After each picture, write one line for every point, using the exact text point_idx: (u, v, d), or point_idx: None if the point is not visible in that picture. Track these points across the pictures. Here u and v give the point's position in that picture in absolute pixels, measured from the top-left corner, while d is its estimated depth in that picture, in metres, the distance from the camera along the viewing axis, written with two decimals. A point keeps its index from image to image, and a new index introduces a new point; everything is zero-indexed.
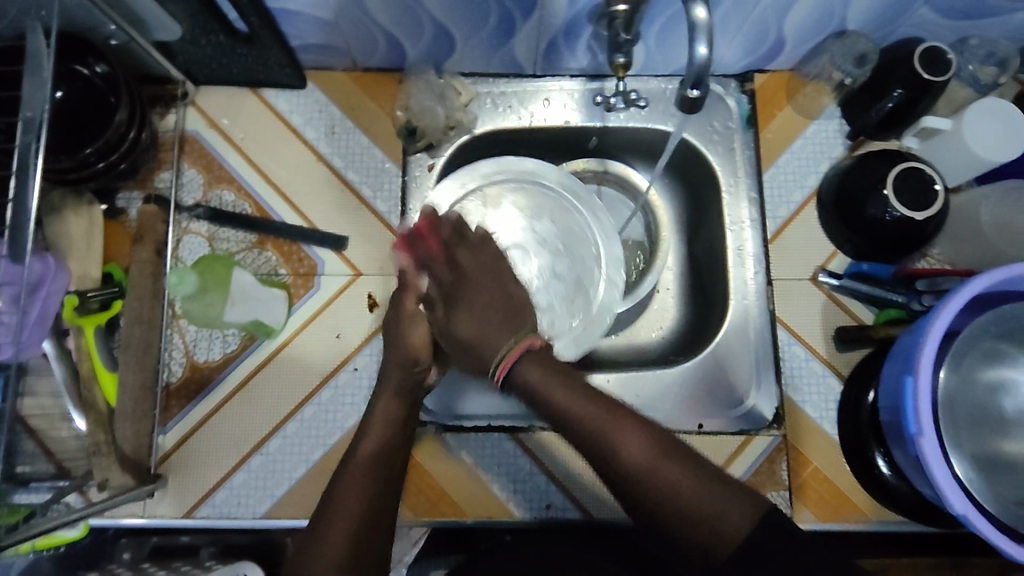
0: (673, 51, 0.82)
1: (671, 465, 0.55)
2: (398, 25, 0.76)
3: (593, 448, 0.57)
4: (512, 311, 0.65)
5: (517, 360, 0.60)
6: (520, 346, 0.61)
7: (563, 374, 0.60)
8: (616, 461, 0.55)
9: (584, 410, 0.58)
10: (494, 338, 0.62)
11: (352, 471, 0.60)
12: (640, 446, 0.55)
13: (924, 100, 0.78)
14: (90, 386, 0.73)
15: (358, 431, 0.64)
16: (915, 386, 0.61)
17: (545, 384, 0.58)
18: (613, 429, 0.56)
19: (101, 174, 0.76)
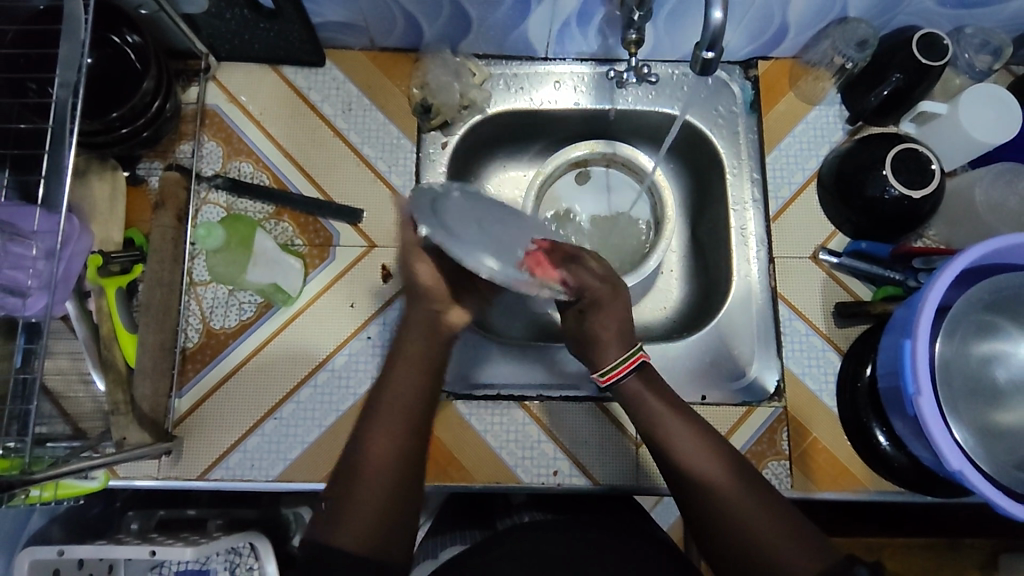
0: (681, 37, 0.85)
1: (761, 512, 0.59)
2: (417, 4, 0.79)
3: (690, 487, 0.62)
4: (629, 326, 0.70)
5: (631, 371, 0.69)
6: (632, 359, 0.69)
7: (681, 410, 0.67)
8: (709, 503, 0.61)
9: (696, 452, 0.64)
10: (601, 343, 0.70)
11: (366, 469, 0.60)
12: (738, 493, 0.61)
13: (921, 85, 0.81)
14: (110, 345, 0.75)
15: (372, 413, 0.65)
16: (914, 350, 0.64)
17: (655, 407, 0.67)
18: (706, 465, 0.63)
19: (124, 140, 0.78)
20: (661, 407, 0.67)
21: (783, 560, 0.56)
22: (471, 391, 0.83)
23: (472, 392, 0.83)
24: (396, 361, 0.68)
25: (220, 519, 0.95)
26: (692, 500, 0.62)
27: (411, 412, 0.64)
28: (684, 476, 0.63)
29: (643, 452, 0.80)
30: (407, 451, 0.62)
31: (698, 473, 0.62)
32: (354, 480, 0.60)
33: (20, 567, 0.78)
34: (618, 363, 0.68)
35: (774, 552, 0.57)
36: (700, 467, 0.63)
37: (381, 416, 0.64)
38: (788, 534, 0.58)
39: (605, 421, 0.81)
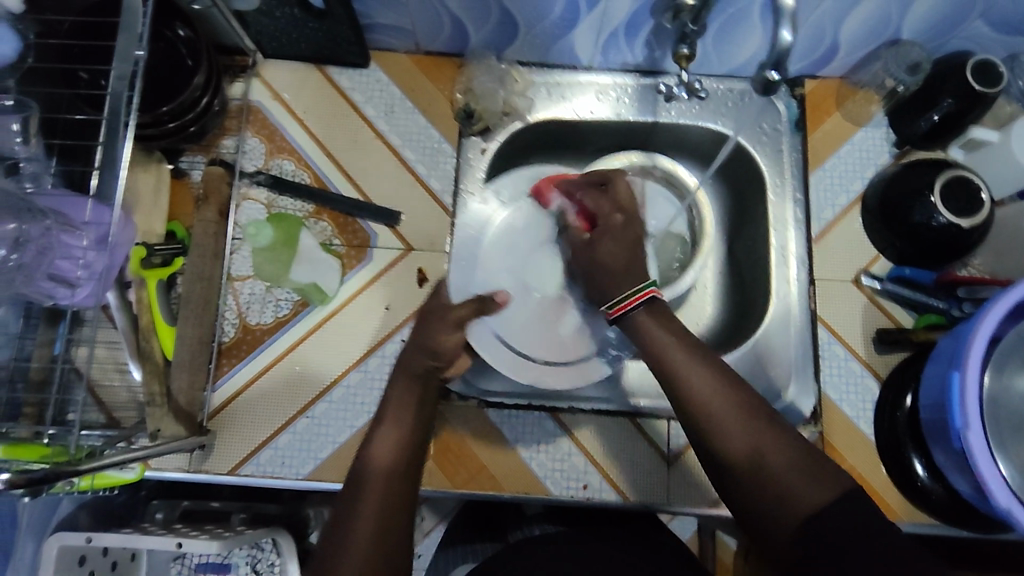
0: (728, 52, 0.84)
1: (764, 443, 0.53)
2: (465, 9, 0.79)
3: (699, 416, 0.56)
4: (640, 254, 0.69)
5: (639, 304, 0.64)
6: (640, 294, 0.64)
7: (693, 351, 0.59)
8: (713, 431, 0.55)
9: (703, 385, 0.56)
10: (610, 284, 0.67)
11: (371, 484, 0.58)
12: (743, 429, 0.54)
13: (974, 111, 0.80)
14: (149, 336, 0.76)
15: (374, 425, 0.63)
16: (962, 382, 0.63)
17: (661, 339, 0.61)
18: (714, 393, 0.56)
19: (171, 134, 0.79)
20: (662, 336, 0.61)
21: (791, 489, 0.51)
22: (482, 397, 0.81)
23: (484, 398, 0.81)
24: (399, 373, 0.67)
25: (243, 513, 0.96)
26: (695, 429, 0.56)
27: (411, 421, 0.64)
28: (685, 402, 0.57)
29: (675, 471, 0.79)
30: (408, 461, 0.61)
31: (705, 403, 0.56)
32: (361, 494, 0.57)
33: (48, 553, 0.76)
34: (626, 297, 0.64)
35: (778, 481, 0.52)
36: (706, 402, 0.56)
37: (383, 431, 0.62)
38: (798, 467, 0.52)
39: (637, 437, 0.81)
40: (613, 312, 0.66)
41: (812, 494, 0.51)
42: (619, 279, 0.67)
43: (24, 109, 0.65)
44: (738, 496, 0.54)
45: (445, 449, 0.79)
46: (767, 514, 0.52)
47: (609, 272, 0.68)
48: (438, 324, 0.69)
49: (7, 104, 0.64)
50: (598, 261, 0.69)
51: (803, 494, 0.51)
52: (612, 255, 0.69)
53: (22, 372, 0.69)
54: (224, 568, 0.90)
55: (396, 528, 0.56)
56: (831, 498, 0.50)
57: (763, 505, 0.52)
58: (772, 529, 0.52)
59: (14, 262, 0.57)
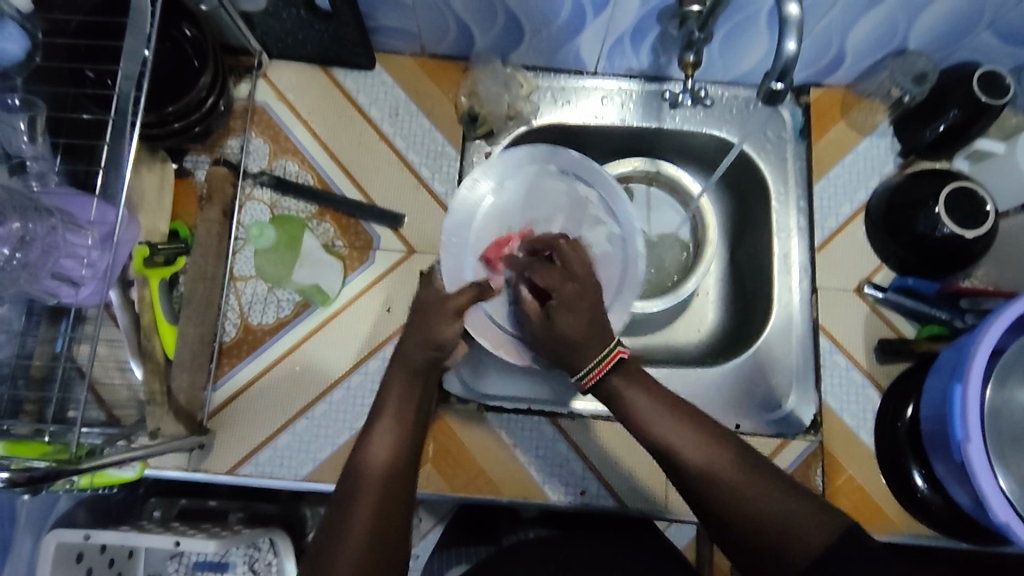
0: (734, 59, 0.84)
1: (761, 494, 0.56)
2: (471, 13, 0.79)
3: (695, 475, 0.58)
4: (599, 321, 0.65)
5: (611, 368, 0.63)
6: (613, 355, 0.63)
7: (673, 405, 0.62)
8: (714, 488, 0.57)
9: (691, 440, 0.59)
10: (577, 350, 0.64)
11: (365, 481, 0.58)
12: (739, 476, 0.57)
13: (981, 121, 0.79)
14: (150, 335, 0.75)
15: (369, 424, 0.64)
16: (964, 395, 0.63)
17: (641, 405, 0.62)
18: (703, 449, 0.58)
19: (177, 134, 0.79)
20: (640, 397, 0.62)
21: (800, 533, 0.54)
22: (480, 400, 0.82)
23: (482, 401, 0.82)
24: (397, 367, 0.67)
25: (241, 512, 0.96)
26: (696, 491, 0.58)
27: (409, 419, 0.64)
28: (679, 463, 0.58)
29: (673, 477, 0.79)
30: (405, 461, 0.61)
31: (698, 459, 0.58)
32: (356, 491, 0.58)
33: (46, 550, 0.77)
34: (600, 362, 0.63)
35: (786, 528, 0.54)
36: (700, 458, 0.58)
37: (380, 425, 0.63)
38: (799, 513, 0.55)
39: (636, 442, 0.81)
40: (585, 381, 0.64)
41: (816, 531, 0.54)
42: (590, 347, 0.63)
43: (32, 109, 0.66)
44: (747, 549, 0.56)
45: (443, 451, 0.79)
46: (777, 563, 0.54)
47: (569, 330, 0.64)
48: (437, 315, 0.68)
49: (17, 104, 0.66)
50: (557, 329, 0.65)
51: (811, 532, 0.53)
52: (572, 324, 0.64)
53: (23, 369, 0.69)
54: (222, 568, 0.89)
55: (392, 525, 0.57)
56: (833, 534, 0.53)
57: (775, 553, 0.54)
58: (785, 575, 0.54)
59: (19, 261, 0.58)
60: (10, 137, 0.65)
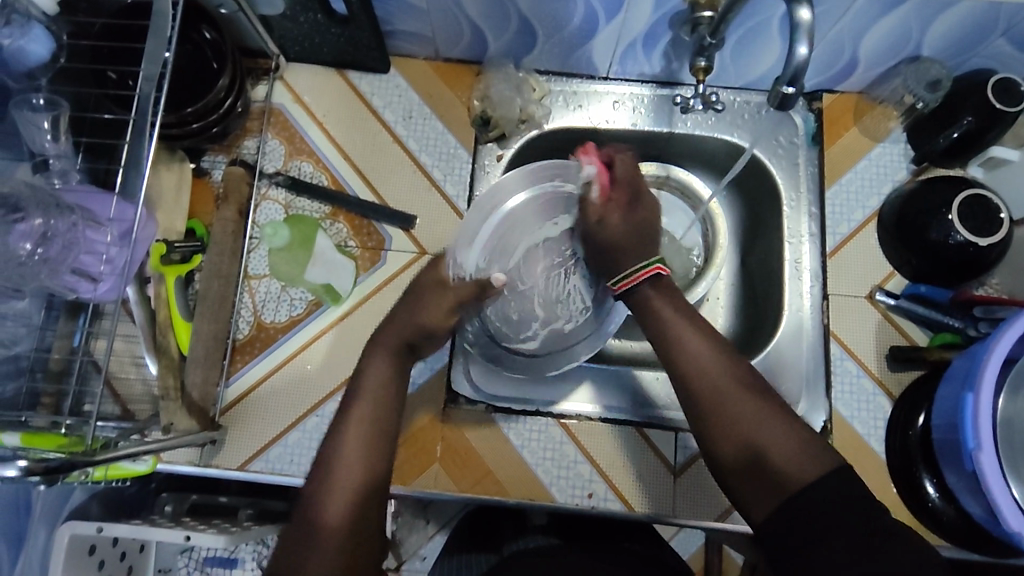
0: (746, 64, 0.84)
1: (758, 413, 0.57)
2: (485, 17, 0.80)
3: (697, 388, 0.59)
4: (647, 239, 0.72)
5: (645, 280, 0.67)
6: (648, 270, 0.67)
7: (705, 328, 0.63)
8: (718, 402, 0.58)
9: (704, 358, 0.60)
10: (626, 256, 0.70)
11: (337, 483, 0.57)
12: (744, 395, 0.58)
13: (994, 129, 0.79)
14: (166, 332, 0.76)
15: (346, 402, 0.63)
16: (976, 403, 0.63)
17: (672, 315, 0.64)
18: (712, 369, 0.60)
19: (194, 135, 0.81)
20: (671, 312, 0.64)
21: (784, 464, 0.54)
22: (489, 400, 0.82)
23: (491, 401, 0.82)
24: (374, 350, 0.68)
25: (250, 509, 0.96)
26: (695, 400, 0.59)
27: (386, 402, 0.63)
28: (688, 371, 0.60)
29: (681, 481, 0.79)
30: (378, 461, 0.59)
31: (706, 372, 0.59)
32: (326, 494, 0.56)
33: (59, 541, 0.78)
34: (635, 271, 0.67)
35: (774, 455, 0.54)
36: (711, 373, 0.59)
37: (354, 413, 0.62)
38: (792, 441, 0.55)
39: (644, 446, 0.80)
40: (618, 288, 0.69)
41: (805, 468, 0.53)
42: (631, 252, 0.70)
43: (56, 108, 0.67)
44: (734, 471, 0.57)
45: (451, 451, 0.80)
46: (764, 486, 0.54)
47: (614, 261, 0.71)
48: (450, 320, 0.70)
49: (41, 103, 0.67)
50: (608, 234, 0.72)
51: (793, 466, 0.53)
52: (617, 228, 0.72)
53: (41, 363, 0.70)
54: (231, 563, 0.91)
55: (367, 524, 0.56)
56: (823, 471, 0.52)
57: (758, 477, 0.55)
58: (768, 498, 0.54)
59: (40, 256, 0.59)
60: (34, 136, 0.66)
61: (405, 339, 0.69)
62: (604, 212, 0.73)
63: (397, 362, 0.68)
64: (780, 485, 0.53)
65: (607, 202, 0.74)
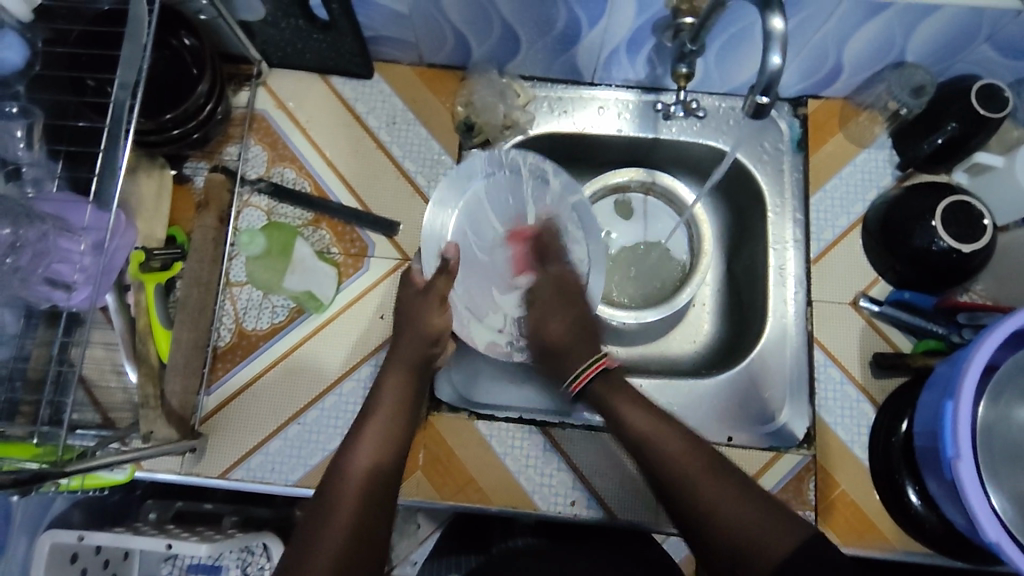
0: (731, 69, 0.84)
1: (736, 501, 0.61)
2: (467, 23, 0.80)
3: (669, 479, 0.64)
4: (588, 335, 0.78)
5: (594, 375, 0.74)
6: (595, 365, 0.75)
7: (659, 413, 0.69)
8: (682, 487, 0.63)
9: (667, 443, 0.66)
10: (571, 362, 0.76)
11: (347, 483, 0.63)
12: (708, 480, 0.62)
13: (979, 136, 0.79)
14: (145, 339, 0.75)
15: (350, 443, 0.67)
16: (955, 412, 0.62)
17: (626, 405, 0.70)
18: (679, 456, 0.65)
19: (175, 141, 0.80)
20: (628, 401, 0.71)
21: (755, 541, 0.58)
22: (471, 407, 0.83)
23: (473, 409, 0.83)
24: (390, 366, 0.73)
25: (235, 516, 0.96)
26: (674, 491, 0.63)
27: (395, 439, 0.68)
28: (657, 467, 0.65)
29: None
30: (387, 465, 0.65)
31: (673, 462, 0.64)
32: (337, 495, 0.62)
33: (40, 550, 0.78)
34: (584, 370, 0.75)
35: (745, 531, 0.59)
36: (676, 459, 0.64)
37: (365, 439, 0.67)
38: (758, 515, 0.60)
39: (628, 454, 0.80)
40: (574, 386, 0.75)
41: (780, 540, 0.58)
42: (573, 357, 0.76)
43: (30, 117, 0.67)
44: (716, 553, 0.60)
45: (434, 458, 0.79)
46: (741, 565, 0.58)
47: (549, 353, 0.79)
48: (427, 308, 0.75)
49: (15, 113, 0.67)
50: (550, 340, 0.79)
51: (770, 545, 0.58)
52: (559, 333, 0.78)
53: (19, 372, 0.70)
54: (216, 572, 0.89)
55: (368, 532, 0.60)
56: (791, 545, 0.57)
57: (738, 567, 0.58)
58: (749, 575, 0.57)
59: (10, 265, 0.58)
60: (7, 143, 0.65)
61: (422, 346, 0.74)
62: (545, 315, 0.80)
63: (416, 382, 0.73)
64: (758, 564, 0.57)
65: (541, 305, 0.81)
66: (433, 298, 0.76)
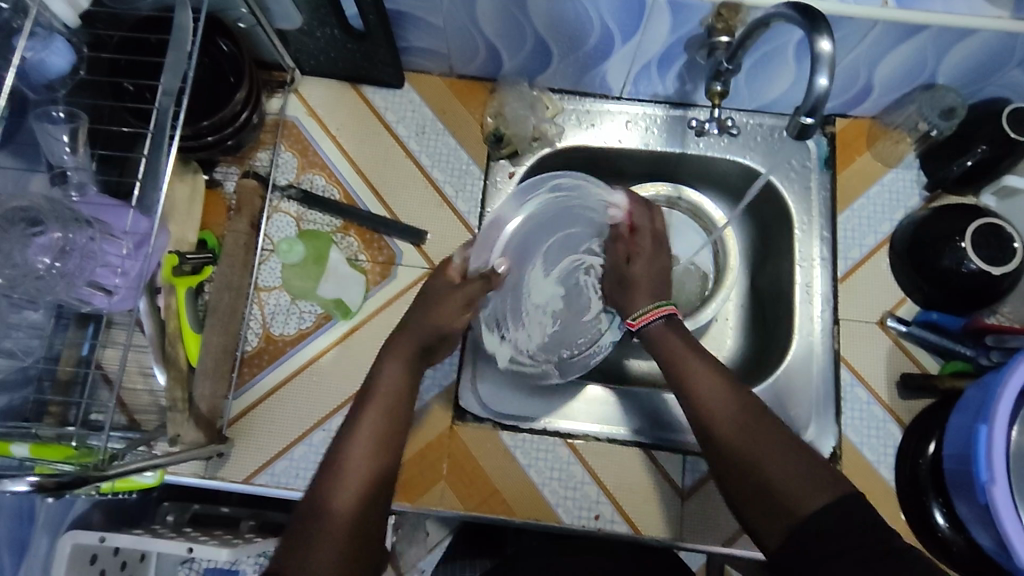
0: (761, 87, 0.84)
1: (774, 449, 0.57)
2: (502, 36, 0.81)
3: (707, 420, 0.61)
4: (663, 282, 0.79)
5: (659, 317, 0.72)
6: (660, 308, 0.73)
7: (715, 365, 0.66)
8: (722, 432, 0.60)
9: (710, 386, 0.63)
10: (637, 299, 0.77)
11: (344, 476, 0.58)
12: (752, 428, 0.59)
13: (1008, 158, 0.79)
14: (175, 342, 0.75)
15: (343, 432, 0.62)
16: (989, 435, 0.62)
17: (677, 345, 0.69)
18: (719, 398, 0.62)
19: (209, 147, 0.81)
20: (680, 346, 0.69)
21: (786, 491, 0.55)
22: (498, 418, 0.82)
23: (500, 419, 0.82)
24: (394, 352, 0.69)
25: (252, 520, 0.95)
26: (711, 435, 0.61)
27: (394, 429, 0.63)
28: (697, 405, 0.63)
29: (689, 504, 0.78)
30: (385, 453, 0.60)
31: (713, 406, 0.62)
32: (332, 485, 0.57)
33: (61, 551, 0.77)
34: (652, 308, 0.73)
35: (773, 477, 0.56)
36: (716, 403, 0.62)
37: (362, 429, 0.61)
38: (798, 471, 0.56)
39: (652, 468, 0.80)
40: (631, 321, 0.75)
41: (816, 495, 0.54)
42: (646, 293, 0.77)
43: (75, 121, 0.67)
44: (749, 502, 0.57)
45: (457, 469, 0.79)
46: (776, 512, 0.55)
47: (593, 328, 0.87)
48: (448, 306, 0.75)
49: (60, 116, 0.66)
50: (632, 275, 0.79)
51: (806, 499, 0.54)
52: (643, 272, 0.79)
53: (50, 372, 0.70)
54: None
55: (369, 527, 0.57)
56: (831, 501, 0.54)
57: (770, 514, 0.55)
58: (783, 525, 0.54)
59: (57, 270, 0.59)
60: (52, 147, 0.66)
61: (422, 339, 0.71)
62: (632, 256, 0.81)
63: (415, 364, 0.69)
64: (787, 518, 0.54)
65: (634, 247, 0.82)
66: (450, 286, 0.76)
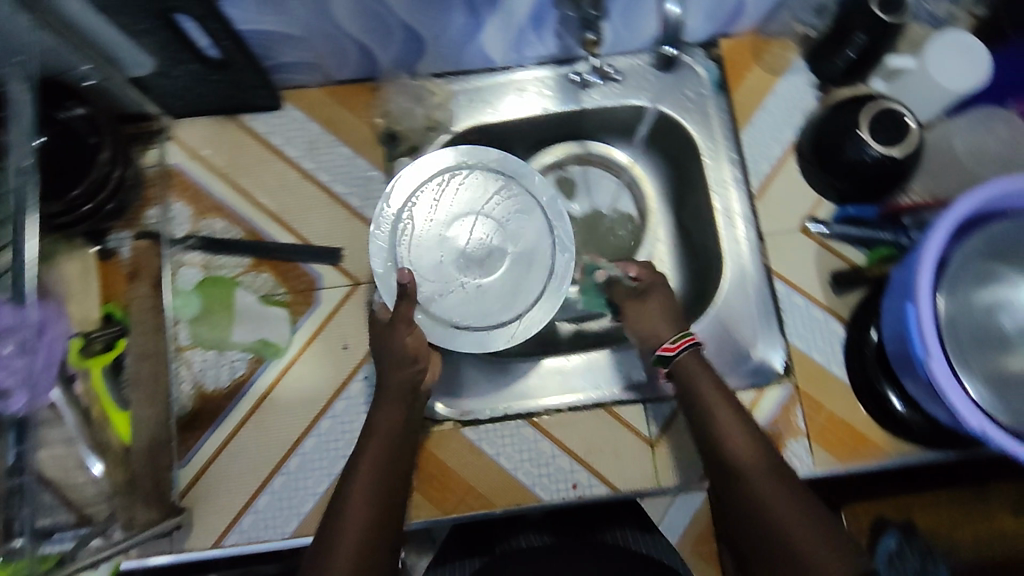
0: (640, 25, 0.83)
1: (789, 501, 0.59)
2: (367, 32, 0.77)
3: (734, 470, 0.62)
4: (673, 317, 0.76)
5: (686, 349, 0.71)
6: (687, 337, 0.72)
7: (745, 418, 0.66)
8: (744, 481, 0.61)
9: (735, 431, 0.65)
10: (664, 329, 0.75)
11: (344, 528, 0.59)
12: (772, 483, 0.60)
13: (886, 41, 0.79)
14: (103, 426, 0.74)
15: (346, 476, 0.63)
16: (918, 313, 0.63)
17: (707, 387, 0.68)
18: (750, 450, 0.63)
19: (87, 218, 0.77)
20: (713, 389, 0.68)
21: (796, 541, 0.56)
22: (457, 416, 0.80)
23: (459, 417, 0.80)
24: (387, 393, 0.69)
25: None
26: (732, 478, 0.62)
27: (395, 469, 0.64)
28: (729, 460, 0.63)
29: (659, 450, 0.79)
30: (387, 500, 0.61)
31: (736, 453, 0.63)
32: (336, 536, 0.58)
33: None
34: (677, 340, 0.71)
35: (786, 533, 0.57)
36: (742, 451, 0.63)
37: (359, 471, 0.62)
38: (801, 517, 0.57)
39: (616, 425, 0.80)
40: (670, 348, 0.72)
41: (818, 541, 0.55)
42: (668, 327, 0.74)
43: None
44: (764, 554, 0.58)
45: (427, 476, 0.78)
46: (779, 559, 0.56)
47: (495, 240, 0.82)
48: (392, 332, 0.71)
49: None
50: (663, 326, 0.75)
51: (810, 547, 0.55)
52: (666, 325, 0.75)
53: None
54: None
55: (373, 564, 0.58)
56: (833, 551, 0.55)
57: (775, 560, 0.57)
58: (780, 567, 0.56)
59: None
60: None
61: (402, 374, 0.69)
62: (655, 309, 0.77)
63: (409, 407, 0.69)
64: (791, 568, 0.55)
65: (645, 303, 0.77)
66: (399, 324, 0.71)
